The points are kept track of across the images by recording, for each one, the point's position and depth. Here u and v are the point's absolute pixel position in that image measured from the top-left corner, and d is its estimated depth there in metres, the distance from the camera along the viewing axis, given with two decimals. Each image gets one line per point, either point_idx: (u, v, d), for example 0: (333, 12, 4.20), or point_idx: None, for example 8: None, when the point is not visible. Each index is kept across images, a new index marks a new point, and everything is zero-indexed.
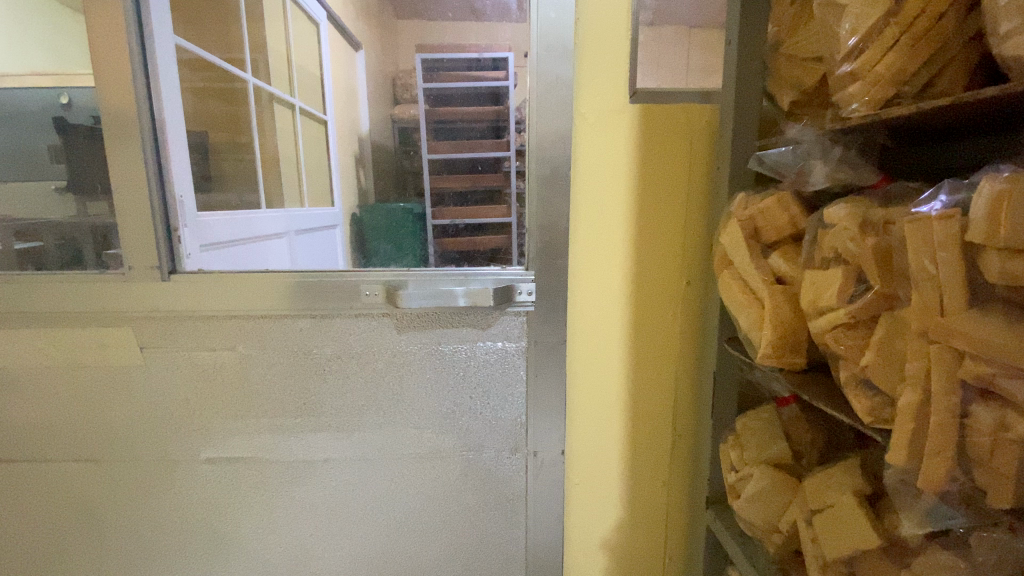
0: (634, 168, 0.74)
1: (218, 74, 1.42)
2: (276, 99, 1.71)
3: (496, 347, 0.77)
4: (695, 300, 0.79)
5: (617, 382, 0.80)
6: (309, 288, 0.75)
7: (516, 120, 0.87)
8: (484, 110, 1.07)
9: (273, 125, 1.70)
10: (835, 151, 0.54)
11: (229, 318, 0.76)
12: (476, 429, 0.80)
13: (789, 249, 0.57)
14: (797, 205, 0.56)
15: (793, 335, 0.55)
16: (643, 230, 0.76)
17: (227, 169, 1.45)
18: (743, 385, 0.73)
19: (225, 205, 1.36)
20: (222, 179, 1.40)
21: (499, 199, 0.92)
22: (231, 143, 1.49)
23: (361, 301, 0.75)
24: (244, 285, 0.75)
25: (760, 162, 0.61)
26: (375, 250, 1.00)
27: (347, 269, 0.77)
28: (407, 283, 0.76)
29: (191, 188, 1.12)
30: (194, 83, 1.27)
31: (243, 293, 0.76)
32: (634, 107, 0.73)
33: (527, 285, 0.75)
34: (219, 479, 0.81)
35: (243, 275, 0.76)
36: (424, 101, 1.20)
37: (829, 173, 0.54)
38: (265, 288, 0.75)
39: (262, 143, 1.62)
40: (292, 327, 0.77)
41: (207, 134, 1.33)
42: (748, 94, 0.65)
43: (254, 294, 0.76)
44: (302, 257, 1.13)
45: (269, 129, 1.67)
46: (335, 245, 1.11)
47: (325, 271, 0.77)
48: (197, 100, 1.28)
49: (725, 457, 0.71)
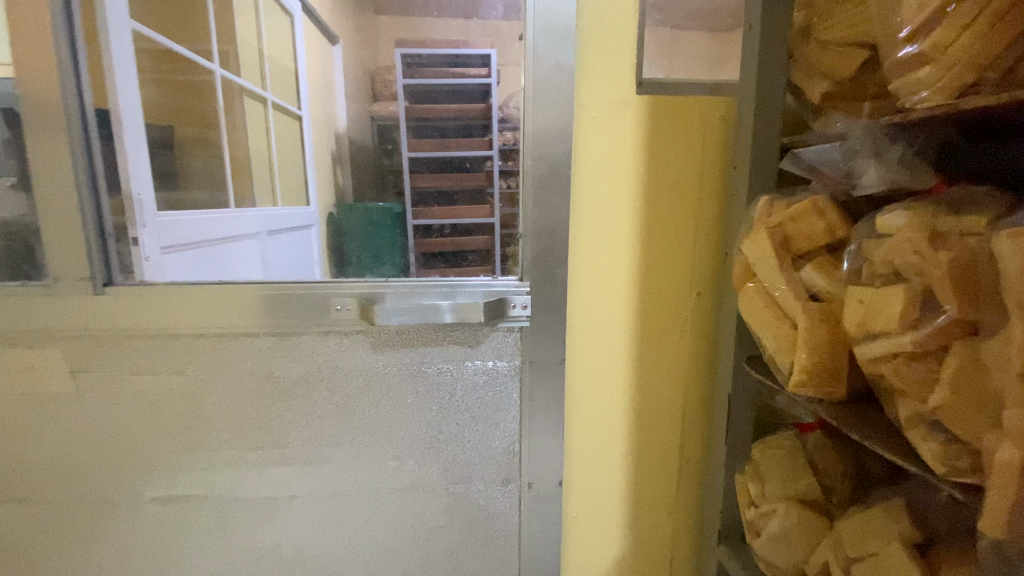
0: (642, 167, 0.66)
1: (183, 63, 1.31)
2: (246, 92, 1.60)
3: (486, 367, 0.69)
4: (705, 313, 0.71)
5: (621, 404, 0.73)
6: (273, 304, 0.66)
7: (498, 119, 0.80)
8: (461, 109, 0.99)
9: (243, 120, 1.58)
10: (888, 148, 0.46)
11: (179, 339, 0.66)
12: (463, 459, 0.71)
13: (826, 261, 0.50)
14: (835, 210, 0.50)
15: (832, 361, 0.48)
16: (651, 236, 0.68)
17: (190, 166, 1.34)
18: (762, 407, 0.66)
19: (186, 206, 1.25)
20: (184, 177, 1.29)
21: (489, 200, 0.83)
22: (199, 138, 1.38)
23: (331, 317, 0.66)
24: (196, 300, 0.65)
25: (794, 159, 0.53)
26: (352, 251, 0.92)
27: (318, 279, 0.68)
28: (385, 296, 0.67)
29: (150, 186, 1.01)
30: (152, 73, 1.16)
31: (195, 310, 0.66)
32: (642, 99, 0.65)
33: (521, 298, 0.67)
34: (168, 520, 0.71)
35: (194, 289, 0.66)
36: (406, 98, 1.12)
37: (880, 174, 0.46)
38: (221, 303, 0.66)
39: (231, 139, 1.51)
40: (252, 348, 0.67)
41: (168, 129, 1.21)
42: (771, 86, 0.58)
43: (208, 311, 0.66)
44: (277, 261, 1.03)
45: (238, 124, 1.56)
46: (310, 247, 1.00)
47: (297, 281, 0.67)
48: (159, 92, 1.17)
49: (741, 488, 0.64)
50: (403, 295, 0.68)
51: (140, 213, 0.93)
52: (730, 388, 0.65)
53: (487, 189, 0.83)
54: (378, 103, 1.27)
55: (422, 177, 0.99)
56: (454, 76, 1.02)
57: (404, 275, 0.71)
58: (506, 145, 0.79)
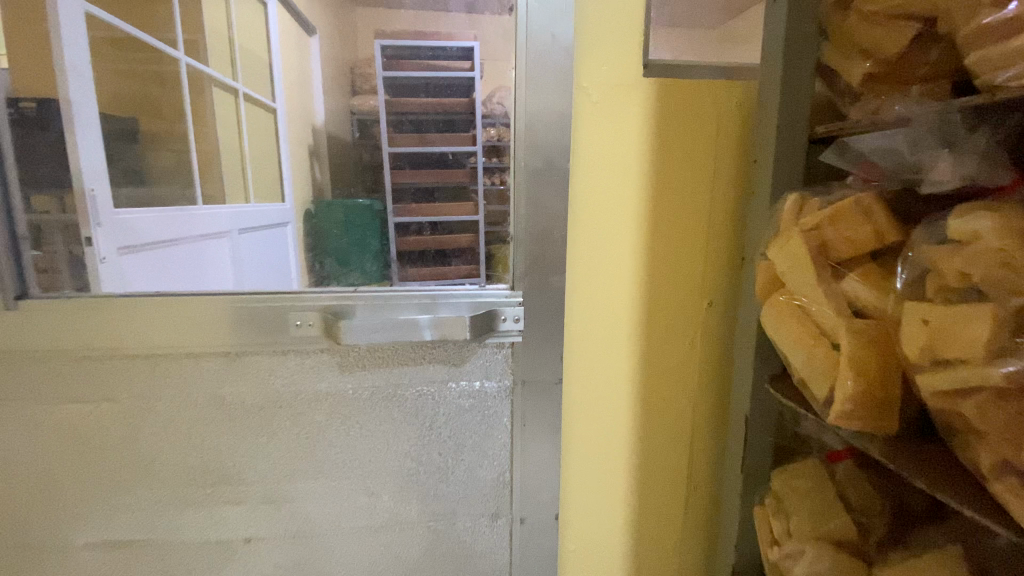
0: (649, 161, 0.58)
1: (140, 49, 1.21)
2: (214, 81, 1.49)
3: (472, 388, 0.60)
4: (719, 324, 0.64)
5: (624, 428, 0.65)
6: (222, 320, 0.56)
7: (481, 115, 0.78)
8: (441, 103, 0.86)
9: (211, 111, 1.47)
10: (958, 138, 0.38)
11: (111, 360, 0.57)
12: (446, 492, 0.62)
13: (872, 271, 0.43)
14: (882, 211, 0.43)
15: (882, 389, 0.41)
16: (658, 240, 0.61)
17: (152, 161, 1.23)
18: (783, 433, 0.59)
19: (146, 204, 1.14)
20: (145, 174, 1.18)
21: (474, 197, 0.77)
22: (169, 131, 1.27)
23: (290, 334, 0.57)
24: (130, 314, 0.56)
25: (842, 152, 0.46)
26: (337, 254, 0.89)
27: (279, 289, 0.59)
28: (353, 309, 0.58)
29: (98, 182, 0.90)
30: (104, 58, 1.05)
31: (129, 327, 0.56)
32: (648, 83, 0.57)
33: (513, 310, 0.59)
34: (104, 569, 0.61)
35: (128, 302, 0.56)
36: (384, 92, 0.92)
37: (952, 168, 0.38)
38: (161, 319, 0.56)
39: (198, 132, 1.40)
40: (198, 370, 0.57)
41: (123, 119, 1.10)
42: (799, 67, 0.50)
43: (146, 328, 0.56)
44: (246, 265, 0.93)
45: (205, 116, 1.45)
46: (287, 252, 0.92)
47: (254, 292, 0.58)
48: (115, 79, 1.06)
49: (761, 524, 0.56)
50: (376, 308, 0.59)
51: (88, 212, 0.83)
52: (747, 411, 0.57)
53: (471, 186, 0.78)
54: (357, 97, 1.11)
55: (399, 173, 0.88)
56: (431, 65, 0.87)
57: (378, 284, 0.62)
58: (490, 141, 0.76)
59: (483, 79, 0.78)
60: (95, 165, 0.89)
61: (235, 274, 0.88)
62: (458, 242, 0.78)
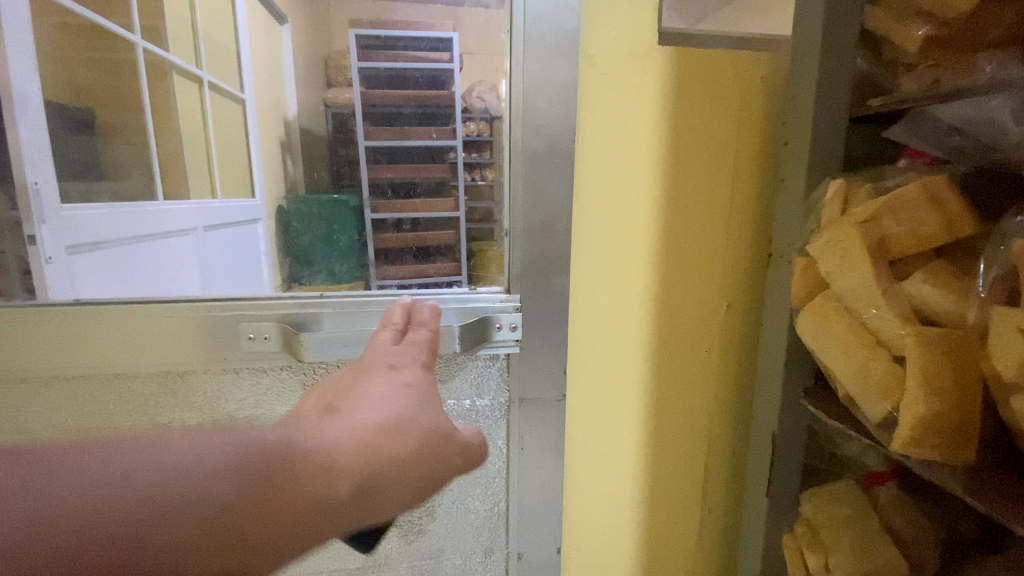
0: (662, 145, 0.51)
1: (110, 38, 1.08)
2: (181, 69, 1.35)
3: (462, 408, 0.53)
4: (737, 330, 0.57)
5: (633, 448, 0.57)
6: (159, 334, 0.47)
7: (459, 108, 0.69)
8: (422, 96, 0.77)
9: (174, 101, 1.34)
10: None
11: (21, 387, 0.47)
12: (434, 528, 0.55)
13: (942, 270, 0.37)
14: (956, 199, 0.36)
15: (962, 412, 0.34)
16: (673, 236, 0.53)
17: (121, 151, 1.10)
18: (815, 453, 0.52)
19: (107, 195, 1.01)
20: (111, 166, 1.05)
21: (455, 193, 0.70)
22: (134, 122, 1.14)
23: (242, 350, 0.48)
24: (42, 330, 0.46)
25: (917, 125, 0.39)
26: (310, 256, 0.81)
27: (231, 296, 0.50)
28: (319, 319, 0.49)
29: (49, 172, 0.79)
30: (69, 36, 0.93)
31: (42, 345, 0.46)
32: (663, 53, 0.49)
33: (509, 317, 0.51)
34: None
35: (41, 315, 0.46)
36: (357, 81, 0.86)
37: None
38: (82, 334, 0.46)
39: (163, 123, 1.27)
40: (130, 394, 0.48)
41: (85, 104, 0.98)
42: (848, 28, 0.43)
43: (61, 345, 0.46)
44: (215, 270, 0.85)
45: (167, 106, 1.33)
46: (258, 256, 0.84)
47: (198, 299, 0.49)
48: (71, 58, 0.95)
49: (793, 557, 0.49)
50: (346, 317, 0.50)
51: (31, 208, 0.73)
52: (776, 428, 0.50)
53: (449, 181, 0.71)
54: (331, 89, 1.01)
55: (377, 167, 0.80)
56: (405, 56, 0.78)
57: (352, 288, 0.53)
58: (468, 136, 0.67)
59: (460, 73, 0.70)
60: (42, 154, 0.78)
61: (198, 278, 0.79)
62: (440, 241, 0.70)
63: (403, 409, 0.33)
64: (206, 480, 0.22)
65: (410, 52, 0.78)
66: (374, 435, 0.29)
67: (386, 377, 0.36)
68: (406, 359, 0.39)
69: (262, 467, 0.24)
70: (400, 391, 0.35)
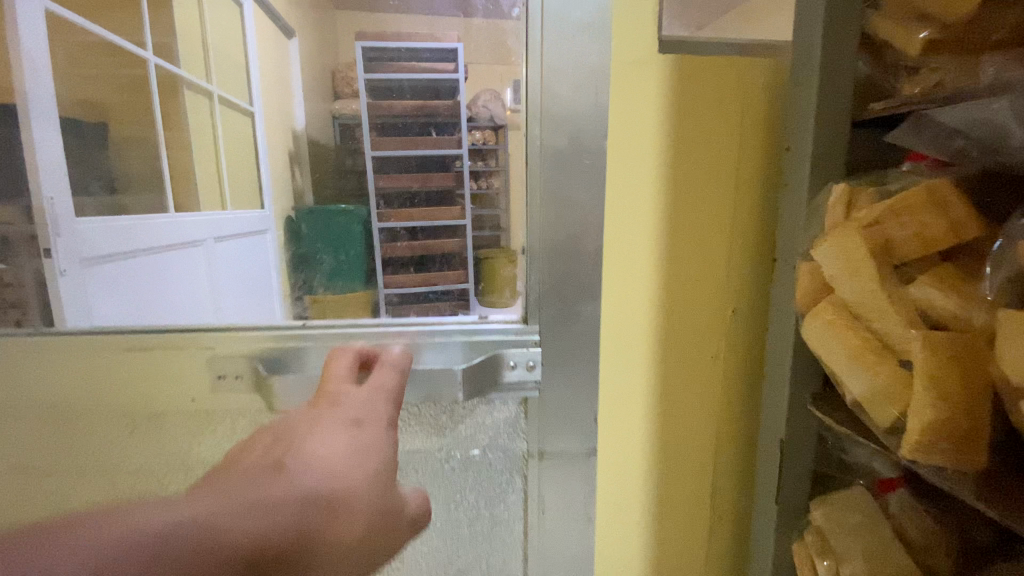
0: (664, 152, 0.51)
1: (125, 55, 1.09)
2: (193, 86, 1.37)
3: (476, 459, 0.54)
4: (744, 334, 0.56)
5: (640, 457, 0.57)
6: (142, 369, 0.52)
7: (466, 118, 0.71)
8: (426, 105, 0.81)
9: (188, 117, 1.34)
10: None
11: (22, 417, 0.52)
12: None
13: (947, 273, 0.36)
14: (959, 202, 0.36)
15: (970, 417, 0.34)
16: (676, 239, 0.53)
17: (133, 166, 1.10)
18: (824, 458, 0.51)
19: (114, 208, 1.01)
20: (121, 180, 1.05)
21: (461, 201, 0.71)
22: (146, 138, 1.15)
23: (214, 388, 0.52)
24: (40, 362, 0.51)
25: (917, 130, 0.39)
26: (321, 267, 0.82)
27: (216, 324, 0.55)
28: (299, 350, 0.52)
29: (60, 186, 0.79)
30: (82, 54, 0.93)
31: (39, 376, 0.52)
32: (664, 60, 0.50)
33: (520, 356, 0.51)
34: None
35: (39, 348, 0.51)
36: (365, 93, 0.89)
37: None
38: (75, 367, 0.52)
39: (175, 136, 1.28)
40: (113, 423, 0.53)
41: (98, 119, 0.98)
42: (847, 32, 0.42)
43: (52, 376, 0.52)
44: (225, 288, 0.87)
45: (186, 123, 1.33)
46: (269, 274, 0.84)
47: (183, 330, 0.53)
48: (87, 75, 0.96)
49: (805, 566, 0.48)
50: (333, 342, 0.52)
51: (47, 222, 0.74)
52: (784, 435, 0.49)
53: (454, 189, 0.74)
54: (338, 101, 1.04)
55: (386, 177, 0.81)
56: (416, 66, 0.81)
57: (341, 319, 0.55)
58: (474, 144, 0.67)
59: (464, 83, 0.72)
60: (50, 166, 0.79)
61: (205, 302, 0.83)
62: (446, 248, 0.71)
63: (352, 473, 0.37)
64: (176, 533, 0.28)
65: (421, 65, 0.80)
66: (319, 503, 0.34)
67: (342, 424, 0.41)
68: (370, 416, 0.42)
69: (208, 535, 0.29)
70: (350, 453, 0.39)
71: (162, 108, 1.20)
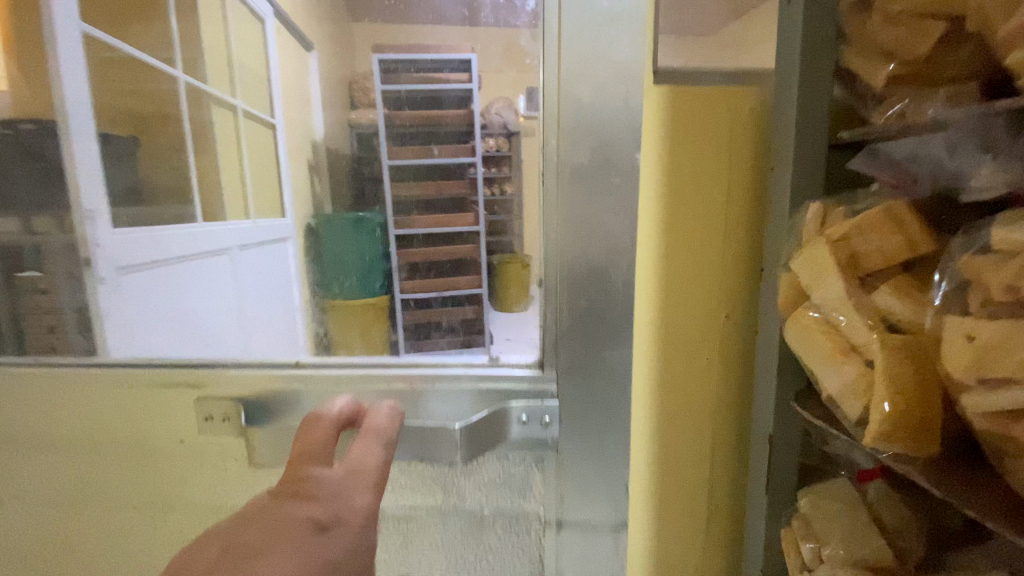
0: (658, 175, 0.57)
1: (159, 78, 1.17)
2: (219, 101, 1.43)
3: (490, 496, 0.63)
4: (736, 338, 0.61)
5: (640, 449, 0.62)
6: (146, 408, 0.62)
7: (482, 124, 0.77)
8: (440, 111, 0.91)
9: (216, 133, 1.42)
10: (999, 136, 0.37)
11: (55, 443, 0.64)
12: None
13: (905, 282, 0.41)
14: (914, 220, 0.41)
15: (923, 409, 0.38)
16: (671, 252, 0.58)
17: (166, 182, 1.17)
18: (808, 452, 0.55)
19: (149, 221, 1.08)
20: (155, 195, 1.12)
21: (476, 207, 0.77)
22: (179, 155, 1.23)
23: (203, 426, 0.62)
24: (67, 399, 0.63)
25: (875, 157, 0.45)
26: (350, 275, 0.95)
27: (209, 362, 0.64)
28: (281, 387, 0.61)
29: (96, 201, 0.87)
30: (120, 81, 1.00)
31: (65, 411, 0.63)
32: (658, 90, 0.56)
33: (518, 411, 0.59)
34: None
35: (62, 386, 0.62)
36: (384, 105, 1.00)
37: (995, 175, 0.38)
38: (93, 405, 0.63)
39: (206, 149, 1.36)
40: (125, 450, 0.64)
41: (135, 137, 1.05)
42: (820, 65, 0.47)
43: (74, 411, 0.63)
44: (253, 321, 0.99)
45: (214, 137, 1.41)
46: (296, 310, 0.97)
47: (178, 367, 0.63)
48: (126, 99, 1.03)
49: (790, 549, 0.53)
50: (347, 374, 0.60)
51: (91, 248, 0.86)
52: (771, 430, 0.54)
53: (469, 196, 0.80)
54: (358, 112, 1.11)
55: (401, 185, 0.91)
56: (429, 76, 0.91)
57: (327, 358, 0.64)
58: (490, 151, 0.74)
59: (478, 96, 0.78)
60: (91, 180, 0.87)
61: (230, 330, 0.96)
62: (462, 252, 0.77)
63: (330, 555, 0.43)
64: None
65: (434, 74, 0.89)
66: None
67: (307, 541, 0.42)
68: (334, 519, 0.45)
69: None
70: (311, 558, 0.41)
71: (192, 126, 1.28)
